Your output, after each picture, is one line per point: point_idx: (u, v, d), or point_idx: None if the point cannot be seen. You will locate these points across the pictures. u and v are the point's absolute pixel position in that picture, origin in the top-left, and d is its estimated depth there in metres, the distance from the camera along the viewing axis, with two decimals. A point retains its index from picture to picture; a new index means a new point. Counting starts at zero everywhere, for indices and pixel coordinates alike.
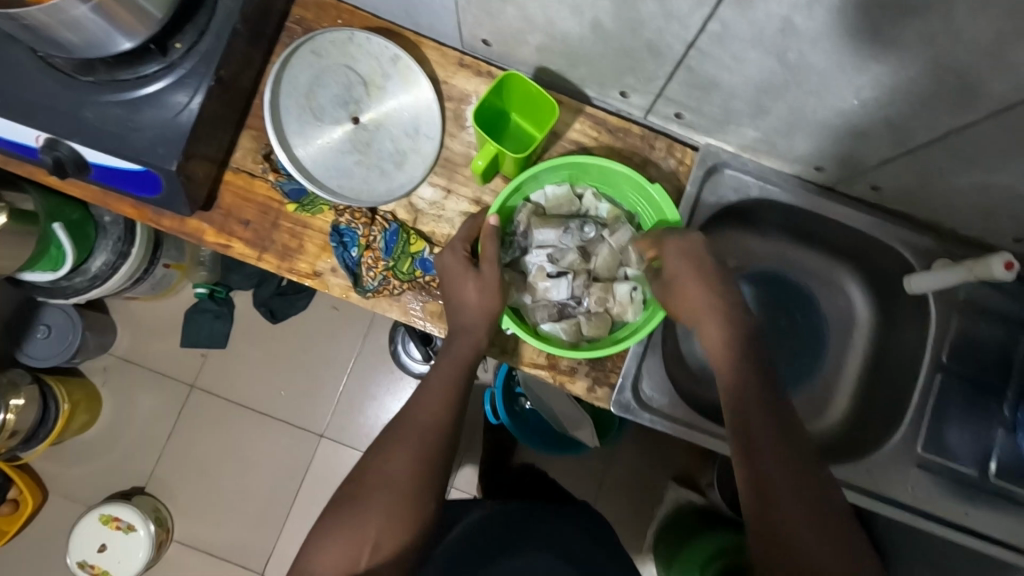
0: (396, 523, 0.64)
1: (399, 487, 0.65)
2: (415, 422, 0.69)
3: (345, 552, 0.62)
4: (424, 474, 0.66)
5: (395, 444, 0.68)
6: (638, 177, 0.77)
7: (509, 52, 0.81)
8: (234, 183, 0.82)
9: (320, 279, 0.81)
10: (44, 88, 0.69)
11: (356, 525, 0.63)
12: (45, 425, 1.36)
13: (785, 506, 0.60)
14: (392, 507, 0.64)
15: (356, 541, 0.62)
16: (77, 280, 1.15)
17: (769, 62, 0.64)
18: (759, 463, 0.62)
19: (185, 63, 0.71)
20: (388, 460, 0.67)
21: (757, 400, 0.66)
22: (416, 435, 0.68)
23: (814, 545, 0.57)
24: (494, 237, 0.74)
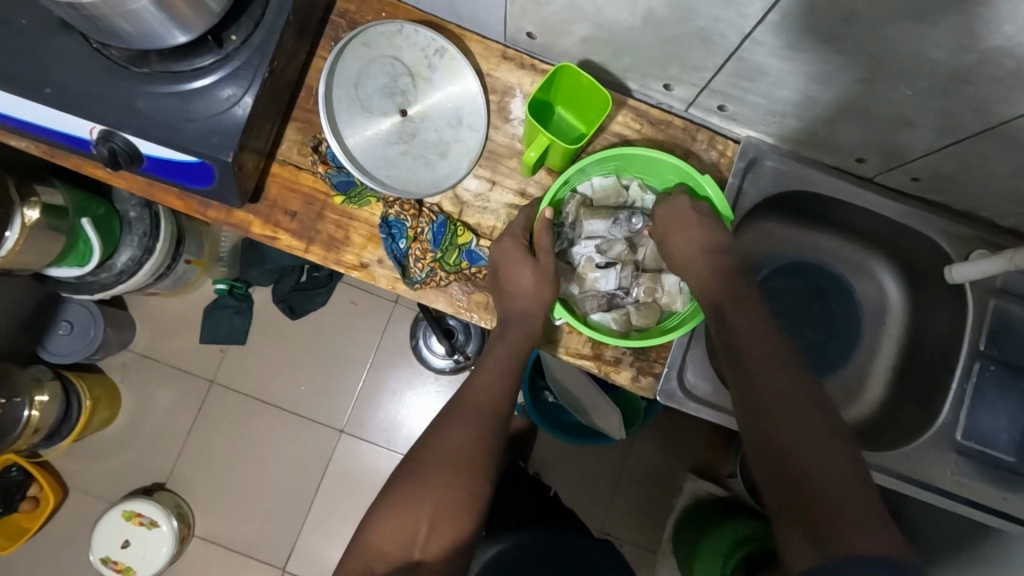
0: (452, 498, 0.63)
1: (453, 463, 0.65)
2: (466, 405, 0.71)
3: (402, 527, 0.61)
4: (478, 453, 0.67)
5: (448, 425, 0.69)
6: (687, 167, 0.80)
7: (552, 45, 0.82)
8: (280, 175, 0.83)
9: (366, 271, 0.82)
10: (97, 79, 0.70)
11: (412, 502, 0.63)
12: (68, 420, 1.36)
13: (794, 445, 0.58)
14: (448, 483, 0.64)
15: (413, 517, 0.62)
16: (103, 276, 1.13)
17: (824, 51, 0.65)
18: (763, 408, 0.61)
19: (240, 54, 0.71)
20: (441, 440, 0.68)
21: (760, 347, 0.65)
22: (468, 417, 0.70)
23: (827, 480, 0.56)
24: (547, 230, 0.79)
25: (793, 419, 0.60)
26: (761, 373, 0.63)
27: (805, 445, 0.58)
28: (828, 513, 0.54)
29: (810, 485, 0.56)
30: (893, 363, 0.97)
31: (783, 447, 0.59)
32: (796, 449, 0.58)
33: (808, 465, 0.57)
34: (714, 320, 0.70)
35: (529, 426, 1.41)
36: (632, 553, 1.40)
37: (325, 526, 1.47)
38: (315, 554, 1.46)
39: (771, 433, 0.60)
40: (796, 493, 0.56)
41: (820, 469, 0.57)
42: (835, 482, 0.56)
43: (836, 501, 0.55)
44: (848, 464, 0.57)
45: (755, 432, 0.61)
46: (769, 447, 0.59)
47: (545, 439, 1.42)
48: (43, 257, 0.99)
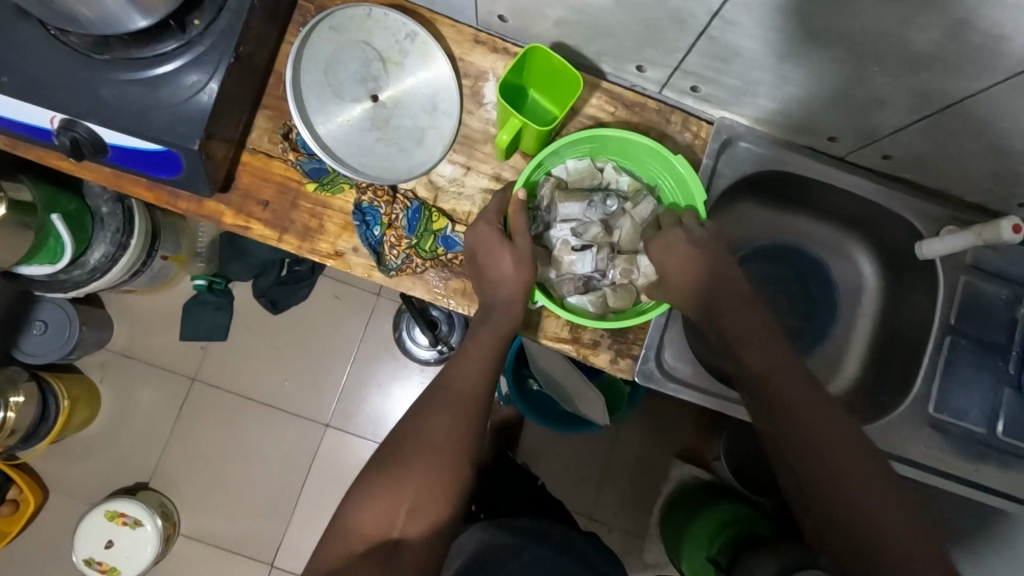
0: (434, 483, 0.65)
1: (437, 448, 0.66)
2: (458, 387, 0.71)
3: (387, 508, 0.63)
4: (461, 438, 0.68)
5: (438, 403, 0.70)
6: (659, 148, 0.79)
7: (525, 28, 0.81)
8: (251, 164, 0.81)
9: (342, 259, 0.81)
10: (58, 67, 0.68)
11: (395, 483, 0.64)
12: (46, 422, 1.33)
13: (840, 482, 0.65)
14: (432, 467, 0.65)
15: (395, 500, 0.64)
16: (76, 273, 1.11)
17: (794, 28, 0.65)
18: (807, 450, 0.67)
19: (204, 40, 0.70)
20: (429, 421, 0.69)
21: (794, 391, 0.69)
22: (457, 399, 0.70)
23: (874, 513, 0.64)
24: (522, 211, 0.78)
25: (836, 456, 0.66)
26: (803, 416, 0.68)
27: (851, 482, 0.65)
28: (880, 543, 0.63)
29: (860, 519, 0.64)
30: (869, 340, 0.98)
31: (829, 487, 0.66)
32: (844, 487, 0.65)
33: (857, 500, 0.65)
34: (738, 360, 0.73)
35: (514, 414, 1.41)
36: (618, 538, 1.42)
37: (313, 521, 1.47)
38: (303, 549, 1.45)
39: (817, 473, 0.66)
40: (849, 527, 0.64)
41: (868, 504, 0.64)
42: (881, 515, 0.64)
43: (888, 530, 0.63)
44: (886, 492, 0.66)
45: (799, 470, 0.67)
46: (817, 488, 0.66)
47: (530, 427, 1.42)
48: (11, 254, 0.97)
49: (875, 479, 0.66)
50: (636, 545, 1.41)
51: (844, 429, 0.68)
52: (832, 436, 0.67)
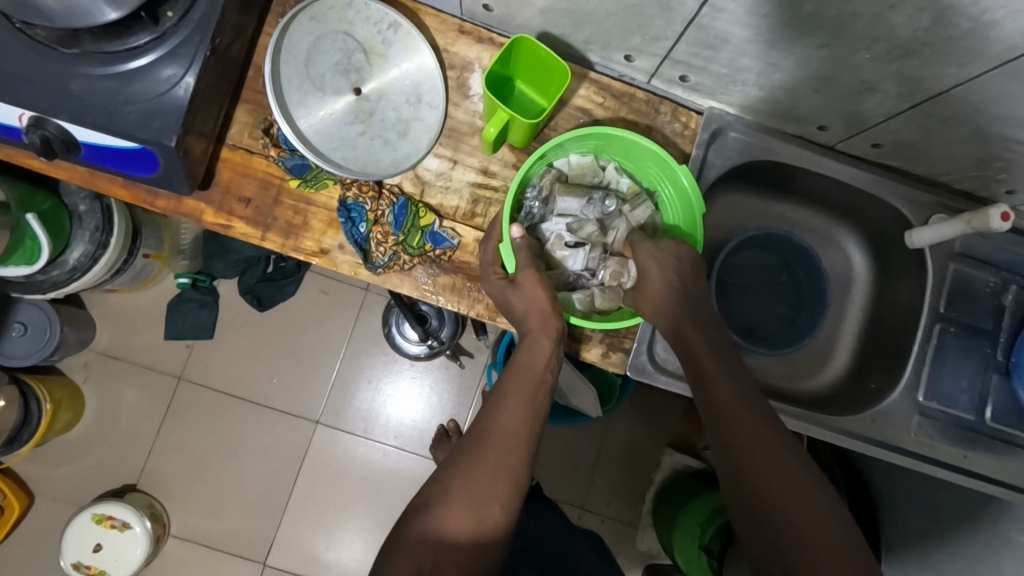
0: (498, 475, 0.61)
1: (502, 460, 0.63)
2: (515, 389, 0.69)
3: (456, 522, 0.58)
4: (523, 443, 0.65)
5: (498, 405, 0.67)
6: (664, 155, 0.78)
7: (511, 17, 0.80)
8: (231, 160, 0.79)
9: (327, 257, 0.79)
10: (24, 61, 0.65)
11: (467, 477, 0.61)
12: (29, 425, 1.31)
13: (771, 498, 0.60)
14: (495, 472, 0.62)
15: (462, 493, 0.60)
16: (54, 273, 1.08)
17: (783, 14, 0.64)
18: (738, 463, 0.63)
19: (178, 32, 0.67)
20: (491, 426, 0.66)
21: (732, 403, 0.67)
22: (516, 408, 0.67)
23: (797, 515, 0.58)
24: (521, 250, 0.75)
25: (765, 468, 0.61)
26: (736, 427, 0.65)
27: (784, 498, 0.59)
28: (811, 564, 0.55)
29: (790, 538, 0.57)
30: (859, 329, 0.98)
31: (755, 485, 0.61)
32: (773, 501, 0.59)
33: (787, 516, 0.58)
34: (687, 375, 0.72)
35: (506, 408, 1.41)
36: (611, 528, 1.42)
37: (304, 519, 1.45)
38: (295, 546, 1.44)
39: (747, 488, 0.61)
40: (779, 550, 0.57)
41: (800, 520, 0.58)
42: (804, 517, 0.58)
43: (821, 552, 0.55)
44: (823, 505, 0.59)
45: (732, 487, 0.63)
46: (743, 485, 0.62)
47: None
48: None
49: (811, 495, 0.59)
50: (629, 535, 1.42)
51: (782, 444, 0.63)
52: (764, 449, 0.63)
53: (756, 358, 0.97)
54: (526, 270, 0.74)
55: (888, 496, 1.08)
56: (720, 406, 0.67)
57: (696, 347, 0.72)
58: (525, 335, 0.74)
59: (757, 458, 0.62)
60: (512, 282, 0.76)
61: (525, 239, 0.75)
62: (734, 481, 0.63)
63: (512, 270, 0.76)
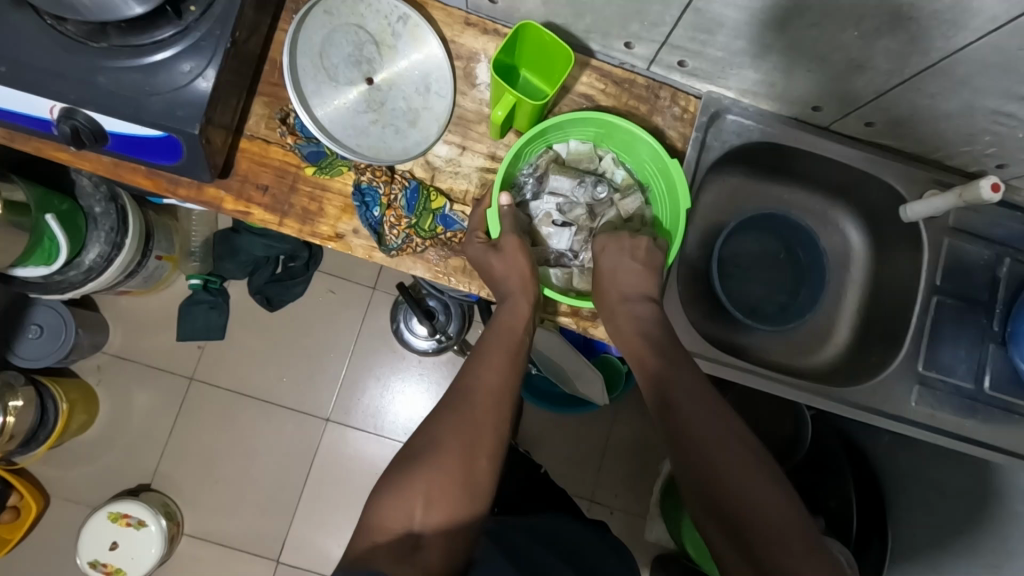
0: (480, 432, 0.66)
1: (483, 420, 0.67)
2: (495, 350, 0.73)
3: (446, 472, 0.63)
4: (506, 399, 0.70)
5: (481, 365, 0.72)
6: (661, 150, 0.80)
7: (514, 9, 0.83)
8: (249, 149, 0.82)
9: (342, 241, 0.82)
10: (55, 56, 0.69)
11: (451, 428, 0.66)
12: (45, 426, 1.34)
13: (738, 499, 0.61)
14: (477, 428, 0.66)
15: (448, 445, 0.64)
16: (71, 274, 1.11)
17: None
18: (700, 462, 0.64)
19: (201, 26, 0.71)
20: (477, 384, 0.70)
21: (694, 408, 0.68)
22: (496, 371, 0.71)
23: (758, 508, 0.60)
24: (507, 217, 0.78)
25: (722, 455, 0.64)
26: (701, 434, 0.66)
27: (745, 491, 0.61)
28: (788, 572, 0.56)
29: (763, 539, 0.58)
30: (858, 306, 1.01)
31: (717, 483, 0.63)
32: (738, 500, 0.61)
33: (758, 517, 0.59)
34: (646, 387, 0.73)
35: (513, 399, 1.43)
36: (620, 518, 1.44)
37: (316, 514, 1.47)
38: (307, 543, 1.46)
39: (705, 477, 0.63)
40: (756, 559, 0.57)
41: (762, 513, 0.59)
42: (764, 509, 0.60)
43: (789, 546, 0.57)
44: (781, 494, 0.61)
45: (699, 493, 0.63)
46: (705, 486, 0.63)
47: (529, 412, 1.44)
48: (7, 255, 0.98)
49: (778, 497, 0.61)
50: (636, 525, 1.44)
51: (742, 444, 0.65)
52: (729, 454, 0.64)
53: (756, 335, 1.00)
54: (510, 234, 0.78)
55: (893, 472, 1.10)
56: (683, 413, 0.68)
57: (659, 357, 0.74)
58: (506, 296, 0.77)
59: (716, 457, 0.64)
60: (495, 246, 0.79)
61: (512, 208, 0.79)
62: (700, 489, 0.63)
63: (496, 235, 0.79)
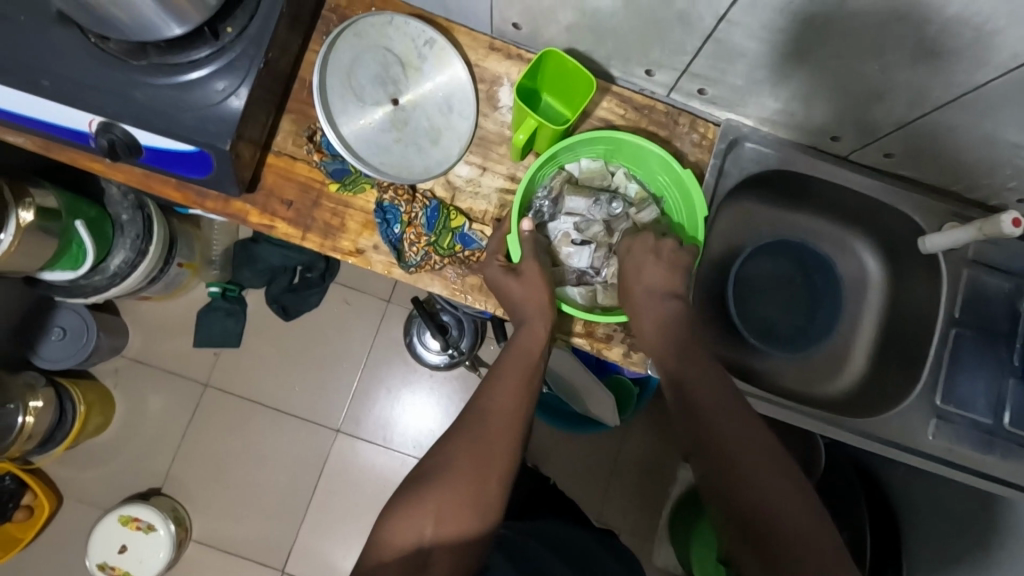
0: (492, 451, 0.67)
1: (496, 441, 0.67)
2: (510, 373, 0.73)
3: (457, 491, 0.63)
4: (519, 422, 0.70)
5: (496, 387, 0.72)
6: (669, 157, 0.83)
7: (538, 34, 0.85)
8: (276, 165, 0.85)
9: (362, 256, 0.84)
10: (98, 72, 0.72)
11: (466, 447, 0.67)
12: (62, 427, 1.36)
13: (759, 499, 0.61)
14: (489, 450, 0.67)
15: (461, 465, 0.65)
16: (96, 279, 1.15)
17: (797, 28, 0.69)
18: (725, 460, 0.65)
19: (236, 47, 0.74)
20: (491, 406, 0.70)
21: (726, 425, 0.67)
22: (509, 393, 0.72)
23: (779, 509, 0.60)
24: (527, 243, 0.80)
25: (748, 455, 0.64)
26: (724, 433, 0.66)
27: (766, 493, 0.61)
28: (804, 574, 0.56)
29: (782, 540, 0.58)
30: (874, 335, 1.00)
31: (738, 483, 0.63)
32: (760, 500, 0.61)
33: (778, 519, 0.59)
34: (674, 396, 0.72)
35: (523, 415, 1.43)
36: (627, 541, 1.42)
37: (323, 524, 1.47)
38: (312, 554, 1.46)
39: (727, 474, 0.64)
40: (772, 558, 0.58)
41: (785, 516, 0.60)
42: (787, 510, 0.60)
43: (808, 550, 0.57)
44: (804, 501, 0.61)
45: (719, 491, 0.64)
46: (727, 486, 0.63)
47: (539, 430, 1.44)
48: (36, 258, 1.01)
49: (801, 503, 0.61)
50: (644, 548, 1.42)
51: (767, 447, 0.65)
52: (752, 455, 0.64)
53: (770, 359, 1.00)
54: (530, 261, 0.79)
55: (909, 506, 1.08)
56: (707, 410, 0.69)
57: (689, 355, 0.74)
58: (524, 321, 0.78)
59: (739, 456, 0.64)
60: (515, 271, 0.79)
61: (533, 235, 0.81)
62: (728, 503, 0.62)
63: (517, 260, 0.81)
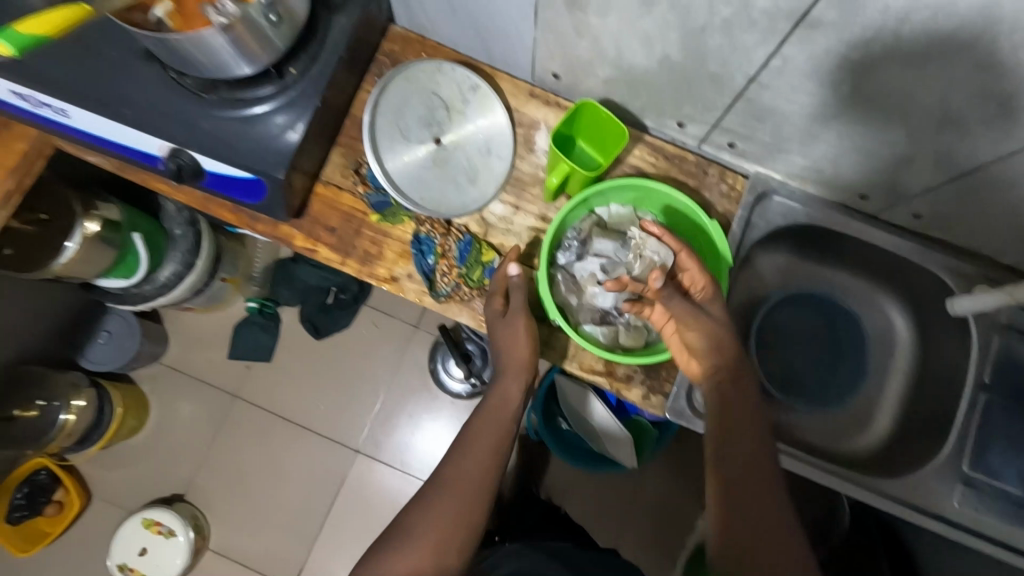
0: (459, 508, 0.71)
1: (463, 499, 0.71)
2: (485, 429, 0.77)
3: (424, 544, 0.68)
4: (489, 480, 0.74)
5: (471, 444, 0.76)
6: (695, 207, 0.86)
7: (576, 85, 0.90)
8: (323, 194, 0.90)
9: (396, 284, 0.88)
10: (173, 103, 0.79)
11: (436, 503, 0.71)
12: (99, 428, 1.43)
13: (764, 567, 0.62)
14: (459, 505, 0.71)
15: (430, 520, 0.70)
16: (146, 288, 1.22)
17: (825, 93, 0.72)
18: (734, 521, 0.66)
19: (298, 86, 0.81)
20: (463, 462, 0.74)
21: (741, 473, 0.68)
22: (482, 450, 0.75)
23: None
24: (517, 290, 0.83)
25: (756, 519, 0.65)
26: (738, 496, 0.67)
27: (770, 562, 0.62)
28: None
29: None
30: (901, 395, 0.99)
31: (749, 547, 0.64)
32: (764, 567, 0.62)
33: None
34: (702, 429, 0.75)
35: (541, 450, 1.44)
36: None
37: (335, 544, 1.49)
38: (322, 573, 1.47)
39: (738, 535, 0.65)
40: None
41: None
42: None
43: None
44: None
45: (731, 550, 0.65)
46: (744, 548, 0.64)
47: (555, 466, 1.44)
48: (89, 267, 1.09)
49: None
50: None
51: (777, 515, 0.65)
52: (760, 523, 0.65)
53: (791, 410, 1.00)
54: (518, 313, 0.81)
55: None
56: (728, 468, 0.69)
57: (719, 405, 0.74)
58: (501, 373, 0.82)
59: (750, 521, 0.65)
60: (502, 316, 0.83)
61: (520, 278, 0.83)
62: (726, 536, 0.65)
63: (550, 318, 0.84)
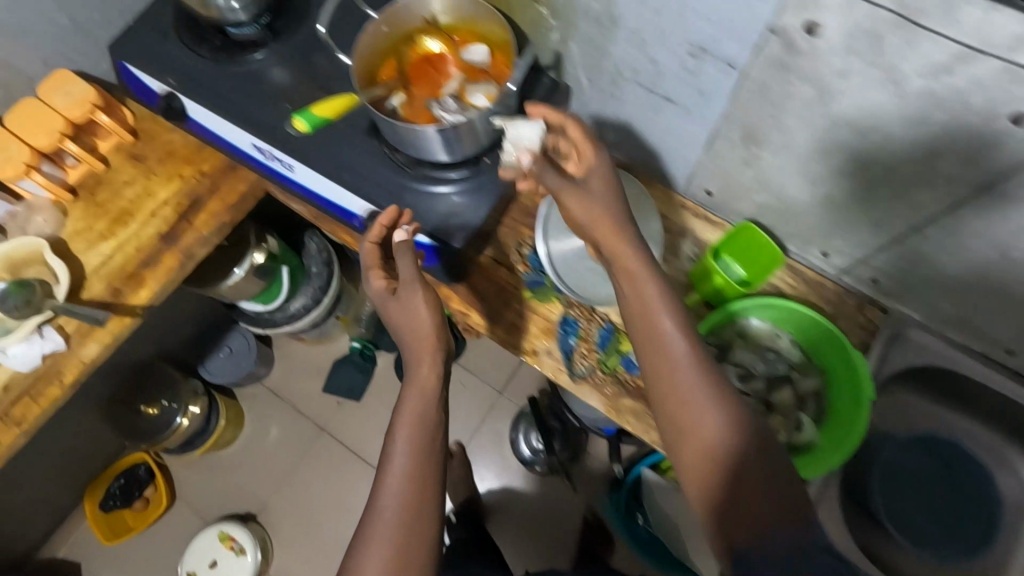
0: (403, 524, 0.64)
1: (402, 507, 0.64)
2: (406, 422, 0.69)
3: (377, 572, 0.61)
4: (425, 470, 0.67)
5: (393, 444, 0.68)
6: (841, 336, 0.86)
7: (727, 203, 0.97)
8: (484, 268, 1.00)
9: (536, 357, 0.96)
10: (382, 173, 0.93)
11: (378, 530, 0.63)
12: (202, 435, 1.54)
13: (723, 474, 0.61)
14: (397, 518, 0.64)
15: (377, 547, 0.63)
16: (277, 315, 1.37)
17: (990, 255, 0.76)
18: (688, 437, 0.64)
19: (487, 173, 0.93)
20: (392, 465, 0.67)
21: (677, 354, 0.65)
22: (411, 443, 0.68)
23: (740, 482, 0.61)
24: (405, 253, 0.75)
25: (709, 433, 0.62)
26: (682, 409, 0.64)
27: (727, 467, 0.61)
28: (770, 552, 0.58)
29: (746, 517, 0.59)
30: None
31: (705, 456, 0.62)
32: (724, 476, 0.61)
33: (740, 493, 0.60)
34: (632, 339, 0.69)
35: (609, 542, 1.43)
36: None
37: None
38: None
39: (692, 447, 0.63)
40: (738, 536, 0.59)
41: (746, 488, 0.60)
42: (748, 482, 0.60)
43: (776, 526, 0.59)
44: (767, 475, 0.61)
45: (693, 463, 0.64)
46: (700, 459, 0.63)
47: None
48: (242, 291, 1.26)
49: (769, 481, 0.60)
50: None
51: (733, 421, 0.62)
52: (716, 431, 0.62)
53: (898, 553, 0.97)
54: (406, 280, 0.74)
55: None
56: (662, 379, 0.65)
57: (641, 314, 0.67)
58: (412, 359, 0.74)
59: (704, 434, 0.62)
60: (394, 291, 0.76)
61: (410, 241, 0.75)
62: (683, 450, 0.64)
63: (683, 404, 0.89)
